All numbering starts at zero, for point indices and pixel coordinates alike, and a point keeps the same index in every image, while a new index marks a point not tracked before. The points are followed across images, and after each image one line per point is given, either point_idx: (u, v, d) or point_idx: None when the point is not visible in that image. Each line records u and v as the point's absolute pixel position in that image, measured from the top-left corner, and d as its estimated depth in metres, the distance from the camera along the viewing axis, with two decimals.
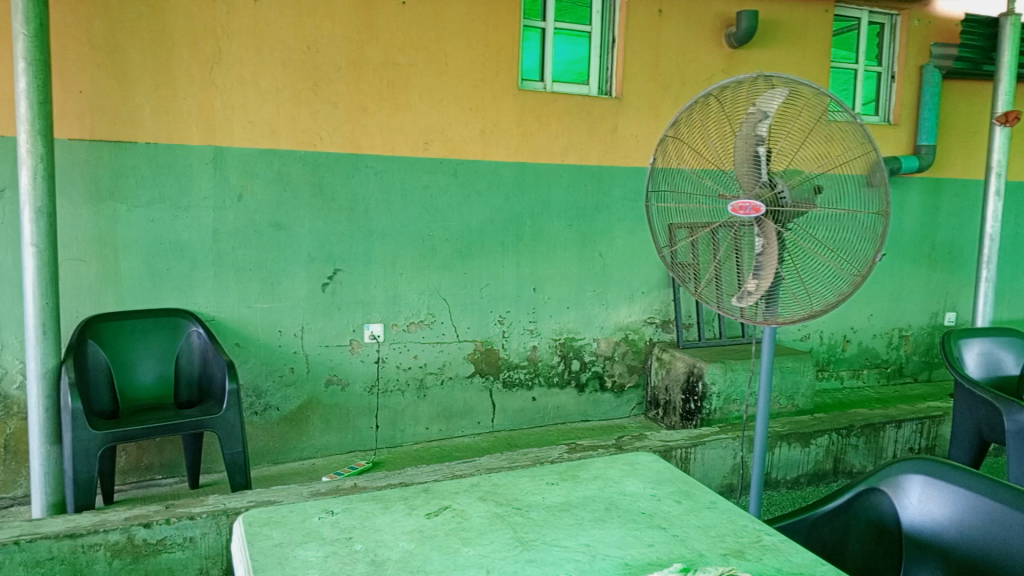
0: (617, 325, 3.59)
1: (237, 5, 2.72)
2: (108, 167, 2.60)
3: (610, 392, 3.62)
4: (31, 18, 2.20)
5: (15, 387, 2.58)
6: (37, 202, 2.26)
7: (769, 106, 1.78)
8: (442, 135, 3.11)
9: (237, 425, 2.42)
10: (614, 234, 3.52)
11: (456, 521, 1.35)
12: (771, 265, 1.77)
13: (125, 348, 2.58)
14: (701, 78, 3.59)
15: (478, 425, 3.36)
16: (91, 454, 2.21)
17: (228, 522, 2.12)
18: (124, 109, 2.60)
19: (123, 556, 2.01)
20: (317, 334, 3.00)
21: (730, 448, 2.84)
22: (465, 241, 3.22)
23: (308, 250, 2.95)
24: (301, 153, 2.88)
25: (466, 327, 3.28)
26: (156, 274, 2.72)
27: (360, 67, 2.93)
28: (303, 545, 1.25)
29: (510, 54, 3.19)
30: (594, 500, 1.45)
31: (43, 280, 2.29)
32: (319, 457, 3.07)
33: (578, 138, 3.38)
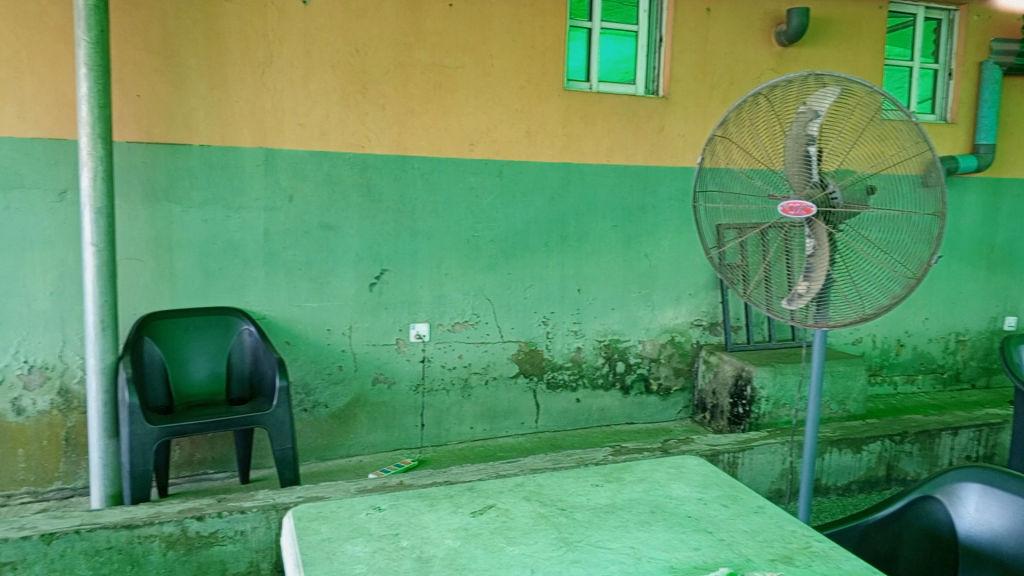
0: (663, 327, 3.56)
1: (288, 10, 2.77)
2: (164, 169, 2.68)
3: (656, 395, 3.59)
4: (93, 26, 2.28)
5: (76, 382, 2.67)
6: (98, 203, 2.34)
7: (820, 105, 1.73)
8: (488, 136, 3.13)
9: (287, 422, 2.48)
10: (660, 234, 3.50)
11: (501, 520, 1.36)
12: (822, 267, 1.73)
13: (180, 346, 2.65)
14: (750, 77, 3.54)
15: (522, 425, 3.37)
16: (147, 448, 2.28)
17: (278, 517, 2.17)
18: (179, 112, 2.68)
19: (176, 548, 2.06)
20: (364, 333, 3.04)
21: (778, 453, 2.78)
22: (510, 242, 3.24)
23: (356, 251, 2.99)
24: (349, 156, 2.93)
25: (510, 327, 3.29)
26: (210, 274, 2.79)
27: (408, 70, 2.96)
28: (350, 540, 1.27)
29: (556, 55, 3.18)
30: (639, 503, 1.44)
31: (103, 278, 2.37)
32: (366, 454, 3.12)
33: (624, 138, 3.36)
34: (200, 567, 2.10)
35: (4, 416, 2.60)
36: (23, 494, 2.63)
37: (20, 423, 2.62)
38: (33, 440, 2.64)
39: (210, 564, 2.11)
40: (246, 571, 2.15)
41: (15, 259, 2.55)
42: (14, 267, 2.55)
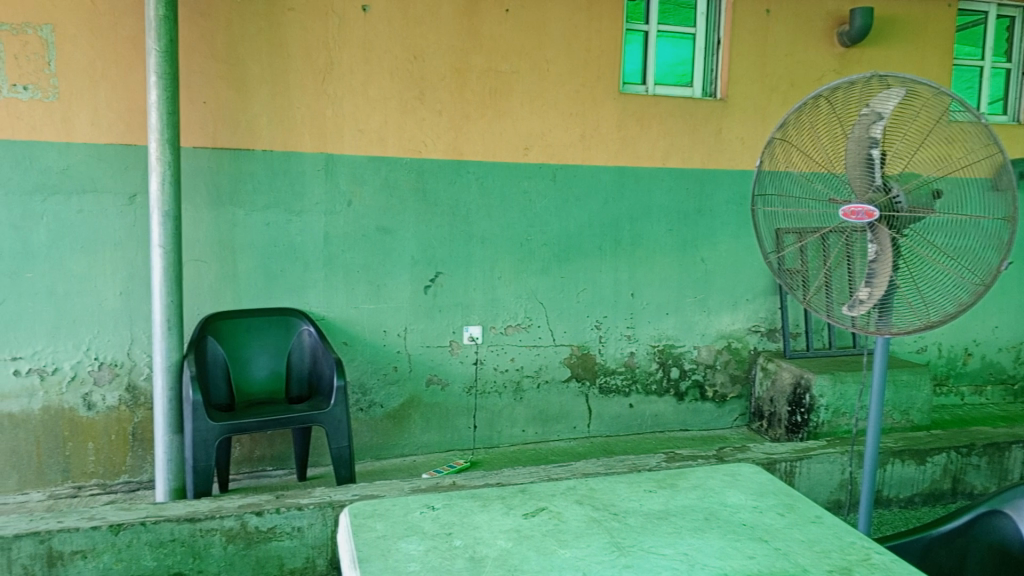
0: (720, 333, 3.51)
1: (349, 18, 2.83)
2: (229, 173, 2.76)
3: (711, 402, 3.54)
4: (162, 35, 2.36)
5: (142, 378, 2.77)
6: (165, 205, 2.42)
7: (884, 106, 1.69)
8: (543, 140, 3.14)
9: (343, 421, 2.52)
10: (716, 239, 3.45)
11: (553, 523, 1.36)
12: (885, 272, 1.69)
13: (242, 345, 2.73)
14: (811, 78, 3.47)
15: (574, 430, 3.37)
16: (209, 444, 2.35)
17: (334, 514, 2.21)
18: (243, 118, 2.76)
19: (237, 541, 2.13)
20: (419, 334, 3.08)
21: (837, 462, 2.72)
22: (564, 245, 3.24)
23: (412, 254, 3.03)
24: (406, 161, 2.97)
25: (563, 331, 3.29)
26: (271, 275, 2.87)
27: (464, 75, 2.99)
28: (404, 538, 1.29)
29: (612, 58, 3.17)
30: (693, 510, 1.43)
31: (169, 278, 2.46)
32: (419, 454, 3.15)
33: (681, 141, 3.33)
34: (258, 562, 2.15)
35: (75, 410, 2.71)
36: (92, 486, 2.73)
37: (90, 417, 2.73)
38: (102, 434, 2.75)
39: (268, 559, 2.16)
40: (302, 567, 2.20)
41: (88, 259, 2.66)
42: (87, 267, 2.66)
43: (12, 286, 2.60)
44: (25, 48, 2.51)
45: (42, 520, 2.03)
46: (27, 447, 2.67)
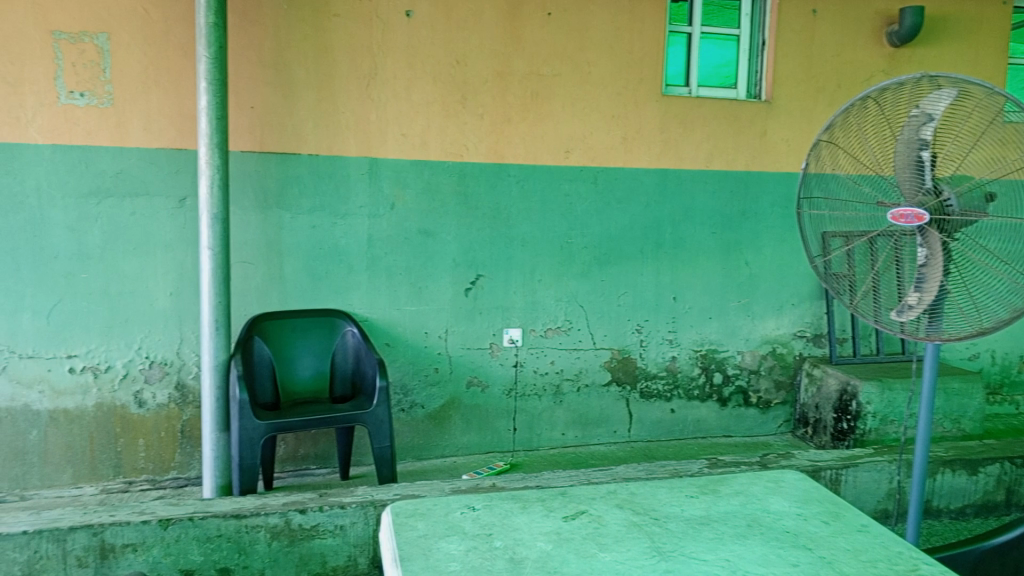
0: (764, 338, 3.47)
1: (393, 24, 2.86)
2: (275, 177, 2.82)
3: (754, 408, 3.50)
4: (212, 42, 2.42)
5: (191, 378, 2.84)
6: (214, 208, 2.48)
7: (934, 107, 1.65)
8: (585, 143, 3.14)
9: (385, 421, 2.55)
10: (761, 242, 3.41)
11: (593, 526, 1.36)
12: (935, 278, 1.65)
13: (287, 346, 2.78)
14: (859, 79, 3.40)
15: (614, 434, 3.35)
16: (255, 442, 2.40)
17: (375, 513, 2.24)
18: (290, 123, 2.81)
19: (281, 538, 2.16)
20: (459, 336, 3.10)
21: (885, 471, 2.65)
22: (605, 248, 3.23)
23: (453, 256, 3.06)
24: (448, 164, 3.00)
25: (603, 335, 3.27)
26: (316, 277, 2.91)
27: (506, 79, 3.01)
28: (445, 538, 1.30)
29: (654, 61, 3.16)
30: (735, 516, 1.41)
31: (218, 279, 2.52)
32: (460, 455, 3.17)
33: (725, 143, 3.30)
34: (302, 559, 2.19)
35: (127, 408, 2.79)
36: (142, 481, 2.81)
37: (141, 415, 2.80)
38: (152, 431, 2.82)
39: (311, 556, 2.20)
40: (344, 565, 2.23)
41: (140, 260, 2.74)
42: (139, 268, 2.74)
43: (68, 287, 2.69)
44: (82, 56, 2.59)
45: (95, 513, 2.10)
46: (81, 442, 2.76)
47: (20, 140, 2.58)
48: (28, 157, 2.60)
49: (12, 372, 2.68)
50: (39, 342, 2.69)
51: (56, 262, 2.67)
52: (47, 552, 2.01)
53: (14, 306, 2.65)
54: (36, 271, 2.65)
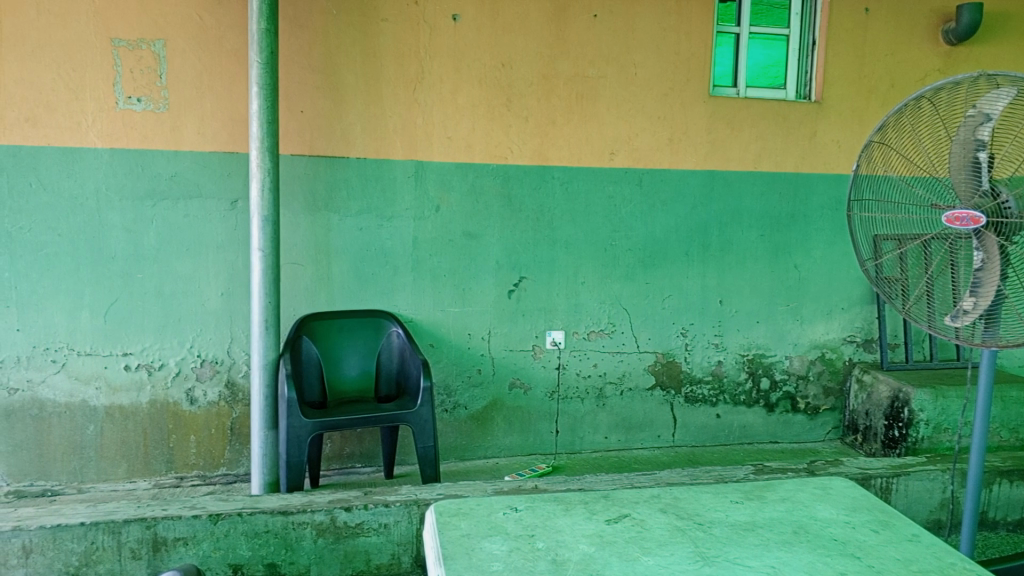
0: (813, 342, 3.41)
1: (439, 28, 2.89)
2: (324, 180, 2.87)
3: (803, 414, 3.44)
4: (264, 48, 2.48)
5: (241, 376, 2.91)
6: (265, 210, 2.53)
7: (992, 107, 1.60)
8: (630, 145, 3.12)
9: (429, 421, 2.58)
10: (810, 245, 3.35)
11: (636, 530, 1.36)
12: (991, 282, 1.61)
13: (333, 346, 2.83)
14: (914, 78, 3.32)
15: (658, 438, 3.33)
16: (302, 440, 2.44)
17: (419, 512, 2.26)
18: (338, 126, 2.86)
19: (326, 535, 2.20)
20: (502, 338, 3.11)
21: (938, 480, 2.58)
22: (649, 251, 3.21)
23: (497, 258, 3.07)
24: (492, 167, 3.01)
25: (647, 338, 3.25)
26: (363, 278, 2.96)
27: (551, 82, 3.01)
28: (488, 537, 1.31)
29: (701, 61, 3.13)
30: (782, 522, 1.40)
31: (268, 280, 2.57)
32: (503, 456, 3.19)
33: (773, 144, 3.25)
34: (347, 556, 2.22)
35: (179, 404, 2.87)
36: (194, 477, 2.89)
37: (193, 411, 2.88)
38: (203, 428, 2.89)
39: (356, 553, 2.23)
40: (388, 563, 2.26)
41: (192, 261, 2.82)
42: (192, 268, 2.82)
43: (124, 286, 2.77)
44: (139, 62, 2.68)
45: (148, 507, 2.16)
46: (136, 438, 2.84)
47: (80, 144, 2.68)
48: (88, 160, 2.69)
49: (71, 369, 2.77)
50: (97, 341, 2.78)
51: (113, 262, 2.75)
52: (103, 543, 2.07)
53: (73, 305, 2.74)
54: (94, 271, 2.74)
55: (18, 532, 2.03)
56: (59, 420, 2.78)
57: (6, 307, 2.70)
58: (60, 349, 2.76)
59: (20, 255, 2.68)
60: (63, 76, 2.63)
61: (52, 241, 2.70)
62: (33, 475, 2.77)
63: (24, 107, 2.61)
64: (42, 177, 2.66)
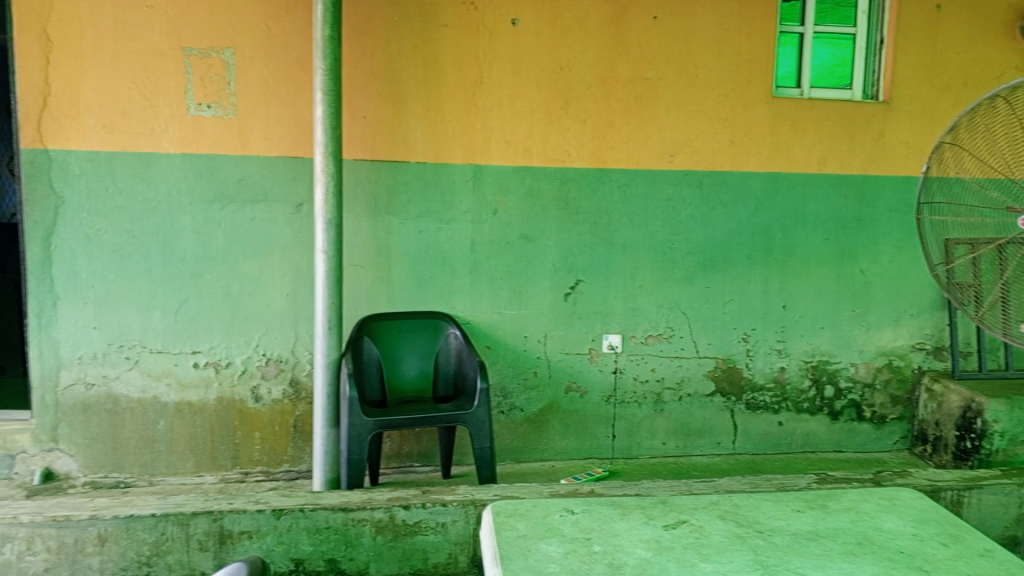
0: (880, 349, 3.32)
1: (499, 32, 2.91)
2: (385, 184, 2.92)
3: (868, 422, 3.35)
4: (328, 55, 2.54)
5: (304, 374, 2.98)
6: (328, 213, 2.60)
7: None
8: (690, 147, 3.09)
9: (485, 422, 2.60)
10: (877, 249, 3.26)
11: (694, 536, 1.35)
12: None
13: (393, 346, 2.88)
14: (989, 77, 3.21)
15: (717, 445, 3.28)
16: (363, 438, 2.49)
17: (476, 512, 2.28)
18: (399, 131, 2.91)
19: (385, 533, 2.24)
20: (559, 341, 3.12)
21: (1013, 495, 2.48)
22: (709, 254, 3.17)
23: (554, 261, 3.08)
24: (550, 170, 3.02)
25: (706, 343, 3.21)
26: (422, 280, 3.00)
27: (610, 84, 3.00)
28: (544, 539, 1.32)
29: (763, 62, 3.08)
30: (845, 533, 1.37)
31: (331, 281, 2.63)
32: (559, 459, 3.19)
33: (838, 145, 3.17)
34: (405, 554, 2.26)
35: (245, 402, 2.96)
36: (258, 472, 2.98)
37: (258, 409, 2.97)
38: (267, 425, 2.98)
39: (413, 551, 2.26)
40: (445, 562, 2.28)
41: (259, 263, 2.90)
42: (258, 270, 2.91)
43: (194, 287, 2.88)
44: (210, 71, 2.78)
45: (215, 501, 2.24)
46: (203, 433, 2.94)
47: (154, 149, 2.79)
48: (161, 165, 2.80)
49: (143, 366, 2.89)
50: (168, 339, 2.89)
51: (183, 263, 2.86)
52: (172, 534, 2.16)
53: (146, 304, 2.86)
54: (165, 272, 2.86)
55: (94, 521, 2.12)
56: (131, 415, 2.90)
57: (84, 306, 2.83)
58: (133, 346, 2.87)
59: (97, 256, 2.81)
60: (138, 84, 2.74)
61: (127, 243, 2.82)
62: (107, 468, 2.90)
63: (103, 115, 2.74)
64: (118, 181, 2.78)
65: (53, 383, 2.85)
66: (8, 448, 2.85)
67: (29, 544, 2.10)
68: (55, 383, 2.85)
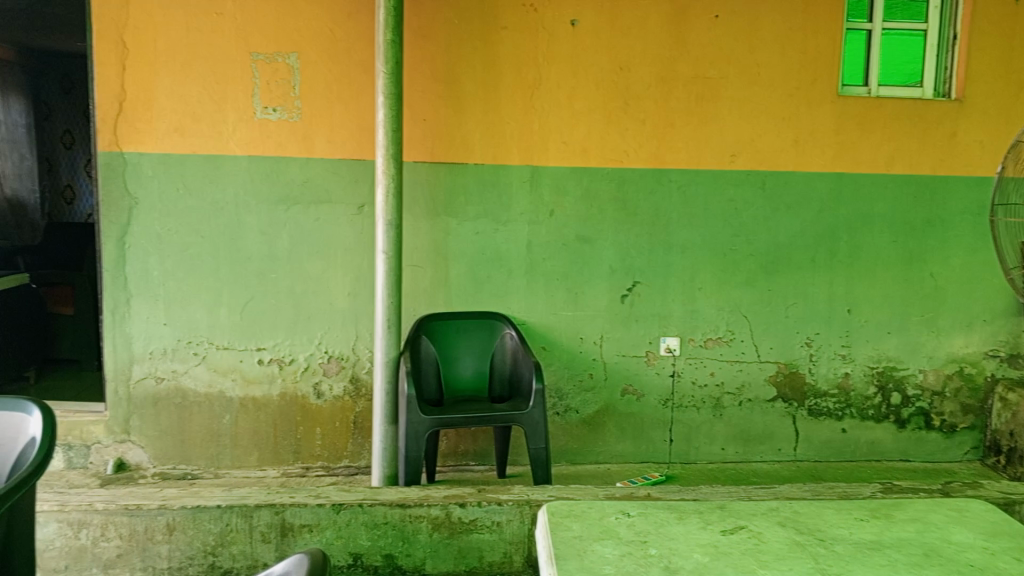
0: (950, 356, 3.21)
1: (558, 33, 2.91)
2: (444, 185, 2.96)
3: (937, 431, 3.24)
4: (389, 58, 2.58)
5: (364, 372, 3.04)
6: (388, 214, 2.64)
7: None
8: (751, 147, 3.04)
9: (541, 423, 2.61)
10: (948, 252, 3.15)
11: (753, 542, 1.33)
12: None
13: (450, 346, 2.92)
14: None
15: (778, 452, 3.22)
16: (420, 436, 2.53)
17: (531, 512, 2.29)
18: (458, 133, 2.94)
19: (441, 530, 2.27)
20: (615, 342, 3.10)
21: None
22: (771, 256, 3.11)
23: (611, 263, 3.07)
24: (608, 170, 3.01)
25: (768, 347, 3.16)
26: (479, 281, 3.03)
27: (671, 84, 2.98)
28: (600, 540, 1.32)
29: (829, 59, 3.01)
30: (911, 544, 1.33)
31: (390, 281, 2.68)
32: (615, 462, 3.17)
33: (907, 145, 3.08)
34: (460, 551, 2.28)
35: (307, 398, 3.03)
36: (318, 467, 3.05)
37: (319, 405, 3.04)
38: (328, 421, 3.05)
39: (469, 549, 2.28)
40: (500, 561, 2.30)
41: (321, 262, 2.97)
42: (321, 269, 2.98)
43: (259, 285, 2.96)
44: (276, 74, 2.85)
45: (278, 494, 2.30)
46: (267, 428, 3.03)
47: (222, 152, 2.88)
48: (229, 167, 2.89)
49: (210, 361, 2.98)
50: (234, 336, 2.98)
51: (250, 262, 2.95)
52: (236, 525, 2.23)
53: (214, 302, 2.96)
54: (232, 271, 2.95)
55: (163, 510, 2.21)
56: (199, 409, 3.00)
57: (156, 303, 2.94)
58: (201, 342, 2.98)
59: (168, 255, 2.92)
60: (208, 89, 2.84)
61: (196, 243, 2.92)
62: (176, 459, 3.01)
63: (174, 118, 2.84)
64: (188, 183, 2.89)
65: (125, 376, 2.97)
66: (84, 438, 2.98)
67: (103, 531, 2.20)
68: (127, 376, 2.97)
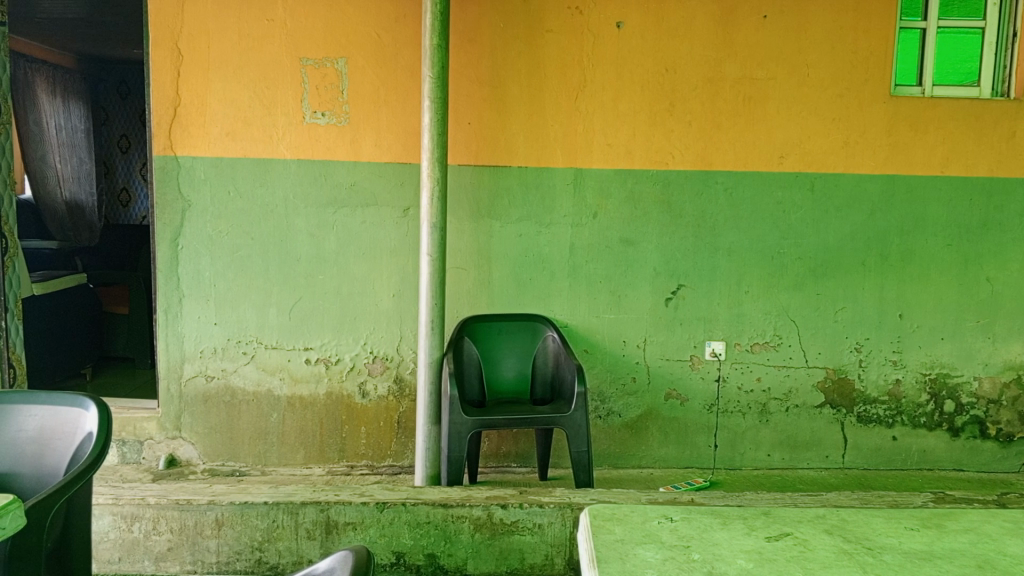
0: (1007, 363, 3.12)
1: (604, 35, 2.91)
2: (488, 188, 2.98)
3: (993, 441, 3.15)
4: (435, 63, 2.61)
5: (408, 373, 3.08)
6: (433, 217, 2.67)
7: None
8: (800, 149, 2.99)
9: (583, 426, 2.60)
10: (1006, 256, 3.07)
11: (799, 549, 1.31)
12: None
13: (493, 348, 2.93)
14: None
15: (825, 459, 3.16)
16: (463, 437, 2.55)
17: (573, 515, 2.29)
18: (503, 136, 2.95)
19: (483, 530, 2.29)
20: (659, 346, 3.08)
21: None
22: (820, 259, 3.06)
23: (655, 266, 3.05)
24: (652, 172, 2.99)
25: (816, 352, 3.10)
26: (522, 283, 3.04)
27: (717, 84, 2.95)
28: (642, 545, 1.32)
29: (881, 59, 2.95)
30: (964, 555, 1.30)
31: (434, 283, 2.70)
32: (658, 467, 3.15)
33: (963, 146, 3.00)
34: (502, 553, 2.29)
35: (352, 397, 3.08)
36: (363, 466, 3.09)
37: (364, 404, 3.08)
38: (373, 420, 3.09)
39: (510, 551, 2.29)
40: (542, 564, 2.30)
41: (366, 264, 3.02)
42: (366, 271, 3.02)
43: (307, 286, 3.02)
44: (324, 79, 2.91)
45: (323, 492, 2.35)
46: (313, 427, 3.08)
47: (272, 155, 2.95)
48: (278, 170, 2.96)
49: (259, 360, 3.05)
50: (282, 335, 3.04)
51: (297, 264, 3.01)
52: (283, 522, 2.27)
53: (262, 302, 3.02)
54: (280, 272, 3.01)
55: (212, 506, 2.26)
56: (247, 407, 3.07)
57: (207, 303, 3.02)
58: (250, 341, 3.04)
59: (219, 256, 2.99)
60: (258, 94, 2.91)
61: (246, 244, 2.99)
62: (225, 456, 3.08)
63: (226, 122, 2.92)
64: (239, 186, 2.96)
65: (177, 374, 3.05)
66: (137, 434, 3.07)
67: (155, 524, 2.26)
68: (179, 374, 3.05)
